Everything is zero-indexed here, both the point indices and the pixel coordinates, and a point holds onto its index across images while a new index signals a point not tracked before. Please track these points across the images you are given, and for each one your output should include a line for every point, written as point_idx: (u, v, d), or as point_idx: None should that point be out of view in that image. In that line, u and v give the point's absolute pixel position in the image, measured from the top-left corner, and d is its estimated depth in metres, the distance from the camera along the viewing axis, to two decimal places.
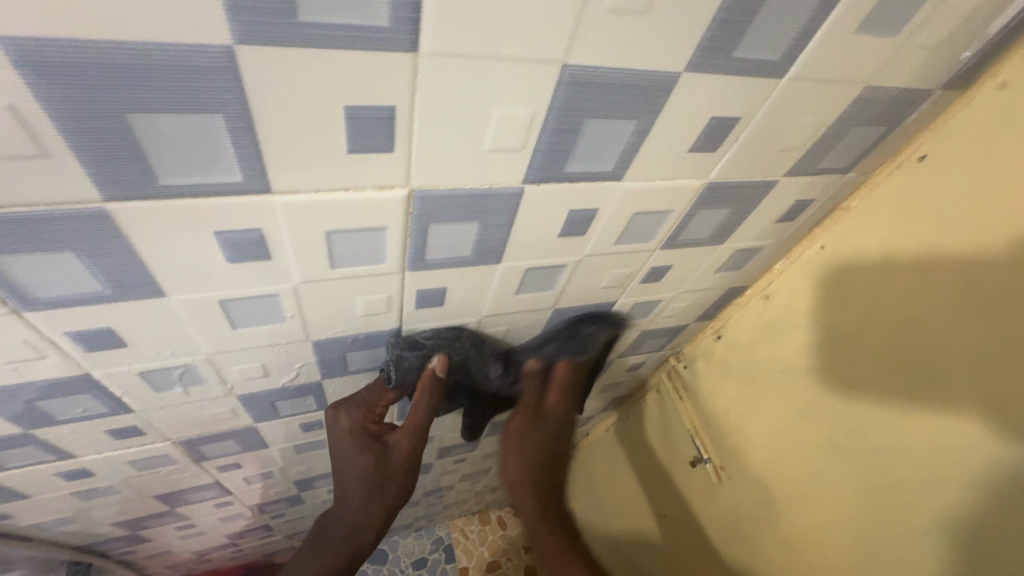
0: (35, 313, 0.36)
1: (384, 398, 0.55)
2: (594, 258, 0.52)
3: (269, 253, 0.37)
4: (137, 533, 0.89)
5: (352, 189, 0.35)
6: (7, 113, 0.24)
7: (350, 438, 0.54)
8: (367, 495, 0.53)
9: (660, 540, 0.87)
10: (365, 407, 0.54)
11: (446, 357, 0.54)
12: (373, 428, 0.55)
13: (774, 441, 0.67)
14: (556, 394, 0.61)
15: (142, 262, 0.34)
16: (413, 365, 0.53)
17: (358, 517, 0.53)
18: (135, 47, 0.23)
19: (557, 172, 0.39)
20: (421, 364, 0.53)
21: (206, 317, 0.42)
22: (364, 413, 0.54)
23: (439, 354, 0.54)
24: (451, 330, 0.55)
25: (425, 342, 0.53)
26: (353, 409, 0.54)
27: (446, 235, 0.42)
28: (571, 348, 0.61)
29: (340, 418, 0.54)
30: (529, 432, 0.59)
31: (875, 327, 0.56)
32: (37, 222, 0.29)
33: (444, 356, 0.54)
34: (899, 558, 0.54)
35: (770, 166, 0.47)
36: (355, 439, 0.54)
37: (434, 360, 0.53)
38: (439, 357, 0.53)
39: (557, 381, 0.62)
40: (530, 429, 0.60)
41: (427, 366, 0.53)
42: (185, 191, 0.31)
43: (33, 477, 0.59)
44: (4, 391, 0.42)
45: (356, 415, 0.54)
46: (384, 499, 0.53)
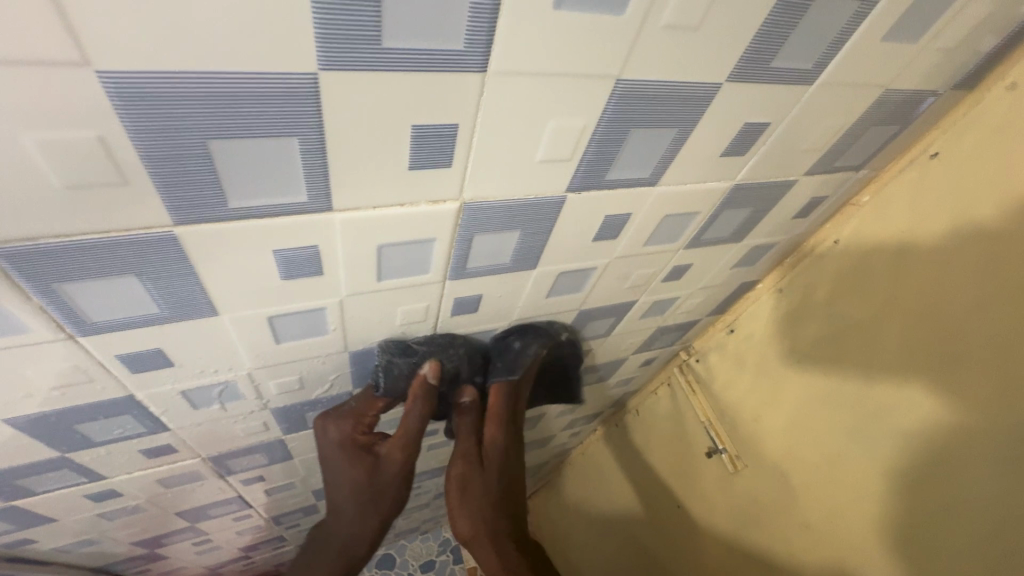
0: (91, 337, 0.36)
1: (373, 408, 0.54)
2: (623, 260, 0.54)
3: (322, 268, 0.38)
4: (153, 551, 0.88)
5: (407, 204, 0.35)
6: (97, 145, 0.24)
7: (339, 450, 0.52)
8: (360, 507, 0.51)
9: (674, 530, 0.89)
10: (354, 417, 0.53)
11: (437, 364, 0.53)
12: (363, 439, 0.53)
13: (792, 427, 0.69)
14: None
15: (201, 283, 0.35)
16: (403, 370, 0.52)
17: (349, 533, 0.51)
18: (228, 75, 0.24)
19: (598, 180, 0.40)
20: (412, 369, 0.52)
21: (253, 334, 0.42)
22: (353, 423, 0.52)
23: (430, 361, 0.52)
24: (445, 337, 0.54)
25: (416, 348, 0.52)
26: (341, 421, 0.52)
27: (488, 245, 0.43)
28: (577, 347, 0.63)
29: (328, 430, 0.52)
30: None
31: (893, 313, 0.59)
32: (109, 246, 0.30)
33: (436, 362, 0.53)
34: (923, 534, 0.56)
35: (793, 167, 0.49)
36: (343, 450, 0.52)
37: (425, 367, 0.52)
38: (429, 364, 0.52)
39: None
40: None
41: (417, 372, 0.52)
42: (252, 212, 0.31)
43: (62, 500, 0.58)
44: (49, 416, 0.42)
45: (345, 425, 0.52)
46: (378, 510, 0.52)
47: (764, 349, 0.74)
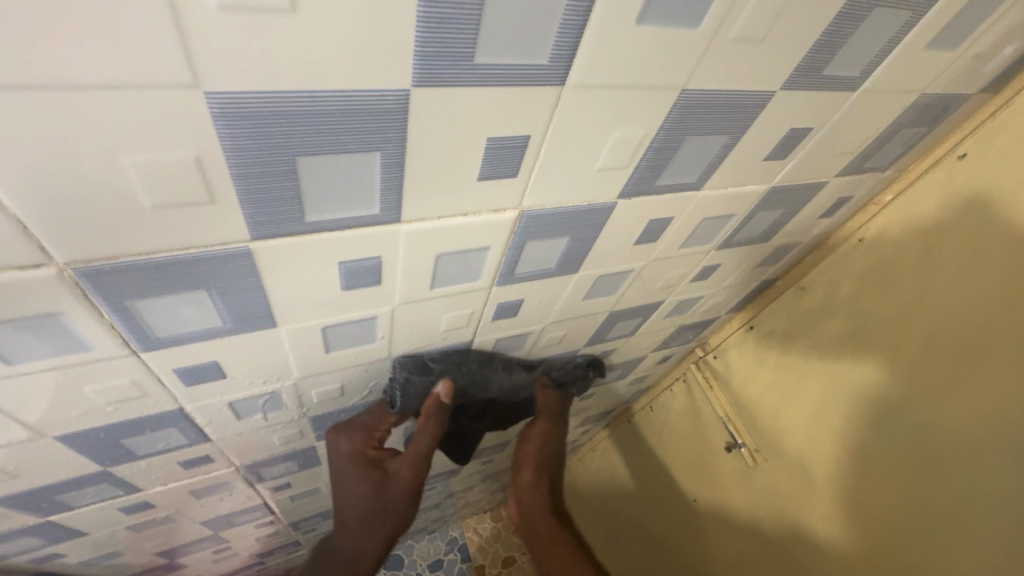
0: (152, 353, 0.36)
1: (385, 422, 0.55)
2: (658, 262, 0.54)
3: (380, 278, 0.38)
4: (173, 560, 0.87)
5: (470, 214, 0.36)
6: (193, 165, 0.24)
7: (350, 464, 0.52)
8: (365, 522, 0.50)
9: (690, 523, 0.91)
10: (365, 431, 0.54)
11: (452, 384, 0.53)
12: (373, 453, 0.53)
13: (815, 422, 0.71)
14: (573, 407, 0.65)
15: (266, 296, 0.35)
16: (418, 389, 0.52)
17: (354, 549, 0.49)
18: (324, 96, 0.24)
19: (648, 186, 0.41)
20: (426, 389, 0.53)
21: (306, 344, 0.42)
22: (365, 437, 0.54)
23: (445, 380, 0.53)
24: (459, 356, 0.55)
25: (434, 366, 0.53)
26: (352, 435, 0.54)
27: (538, 251, 0.43)
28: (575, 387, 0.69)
29: (341, 443, 0.54)
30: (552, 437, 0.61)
31: (917, 312, 0.60)
32: (186, 265, 0.29)
33: (450, 381, 0.54)
34: (944, 526, 0.57)
35: (827, 169, 0.50)
36: (353, 464, 0.52)
37: (440, 386, 0.53)
38: (445, 382, 0.53)
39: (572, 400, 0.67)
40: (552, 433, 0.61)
41: (431, 392, 0.53)
42: (325, 225, 0.31)
43: (96, 514, 0.57)
44: (98, 431, 0.42)
45: (357, 440, 0.53)
46: (383, 527, 0.50)
47: (784, 345, 0.76)
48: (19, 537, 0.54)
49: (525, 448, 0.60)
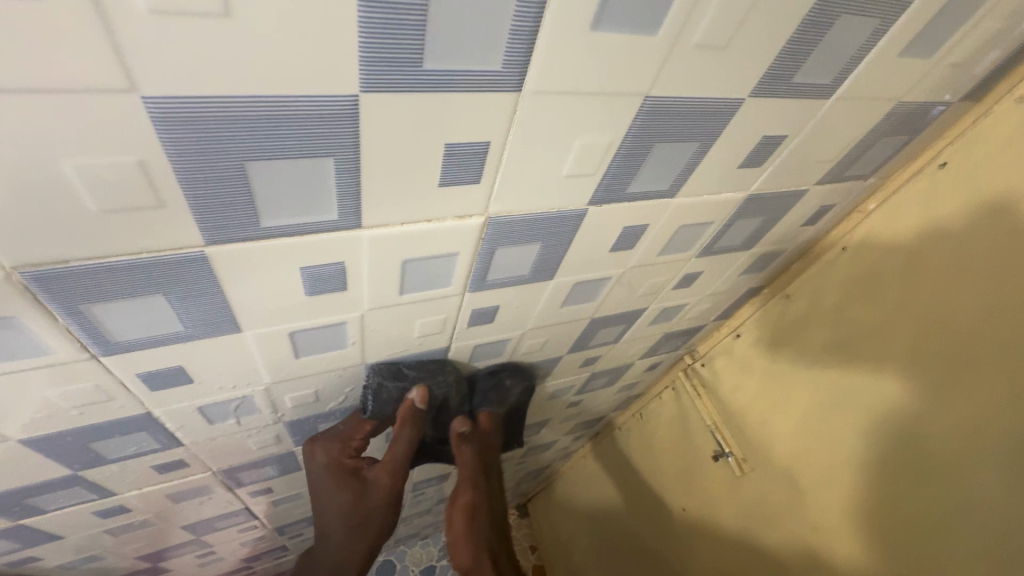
0: (113, 358, 0.35)
1: (360, 431, 0.54)
2: (637, 269, 0.54)
3: (346, 284, 0.38)
4: (156, 564, 0.86)
5: (434, 220, 0.35)
6: (137, 169, 0.24)
7: (328, 474, 0.53)
8: (347, 532, 0.52)
9: (680, 534, 0.90)
10: (340, 440, 0.54)
11: (426, 390, 0.54)
12: (350, 462, 0.54)
13: (802, 432, 0.70)
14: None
15: (227, 300, 0.34)
16: (393, 395, 0.53)
17: (337, 557, 0.53)
18: (268, 100, 0.24)
19: (619, 193, 0.41)
20: (400, 395, 0.53)
21: (274, 348, 0.42)
22: (340, 446, 0.54)
23: (419, 386, 0.53)
24: (436, 363, 0.55)
25: (408, 373, 0.53)
26: (329, 444, 0.54)
27: (510, 257, 0.43)
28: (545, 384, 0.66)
29: (317, 453, 0.54)
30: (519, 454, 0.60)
31: (904, 321, 0.59)
32: (140, 269, 0.29)
33: (425, 388, 0.54)
34: (931, 539, 0.56)
35: (805, 177, 0.50)
36: (330, 474, 0.53)
37: (413, 391, 0.53)
38: (419, 389, 0.53)
39: None
40: None
41: (406, 397, 0.53)
42: (284, 230, 0.31)
43: (71, 517, 0.57)
44: (64, 435, 0.42)
45: (333, 448, 0.53)
46: (366, 535, 0.53)
47: (771, 353, 0.75)
48: None
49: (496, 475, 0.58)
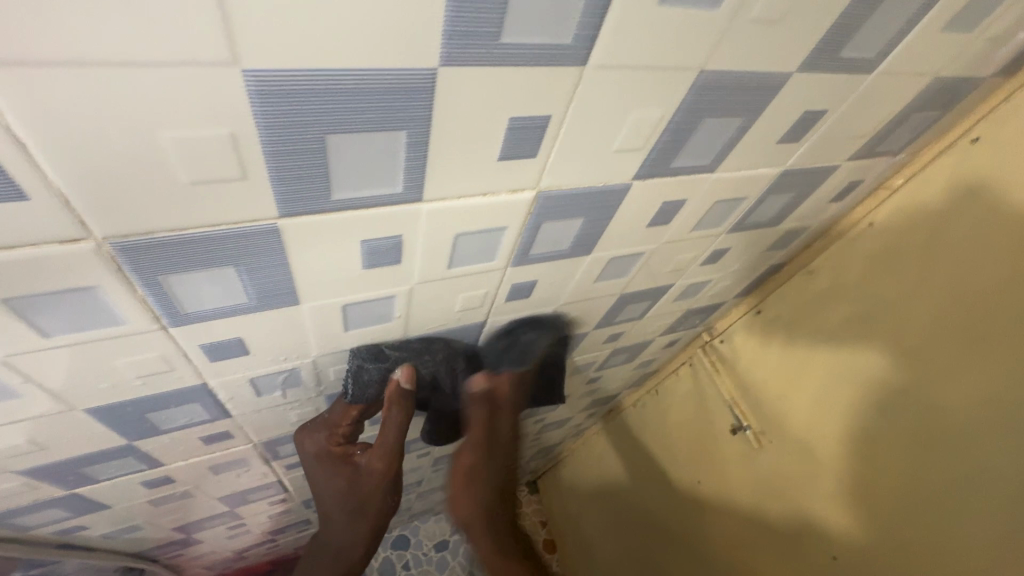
0: (180, 328, 0.37)
1: (346, 417, 0.55)
2: (670, 244, 0.55)
3: (400, 258, 0.39)
4: (190, 535, 0.89)
5: (489, 193, 0.36)
6: (228, 142, 0.25)
7: (319, 461, 0.55)
8: (347, 516, 0.56)
9: (692, 506, 0.93)
10: (328, 428, 0.55)
11: (411, 370, 0.51)
12: (339, 449, 0.55)
13: (819, 405, 0.72)
14: (508, 414, 0.58)
15: (291, 272, 0.36)
16: (373, 377, 0.51)
17: (343, 540, 0.58)
18: (370, 75, 0.25)
19: (663, 168, 0.42)
20: (383, 376, 0.52)
21: (327, 321, 0.43)
22: (328, 433, 0.55)
23: (403, 366, 0.51)
24: (420, 342, 0.52)
25: (388, 355, 0.50)
26: (315, 433, 0.55)
27: (553, 232, 0.44)
28: (513, 359, 0.57)
29: (307, 441, 0.56)
30: (483, 468, 0.55)
31: (923, 297, 0.61)
32: (217, 240, 0.30)
33: (409, 368, 0.51)
34: (944, 506, 0.58)
35: (839, 152, 0.50)
36: (322, 462, 0.55)
37: (398, 372, 0.51)
38: (403, 370, 0.51)
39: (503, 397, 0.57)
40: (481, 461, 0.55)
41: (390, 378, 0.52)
42: (351, 203, 0.32)
43: (119, 487, 0.59)
44: (125, 405, 0.43)
45: (321, 437, 0.55)
46: (364, 517, 0.57)
47: (790, 329, 0.76)
48: (46, 508, 0.56)
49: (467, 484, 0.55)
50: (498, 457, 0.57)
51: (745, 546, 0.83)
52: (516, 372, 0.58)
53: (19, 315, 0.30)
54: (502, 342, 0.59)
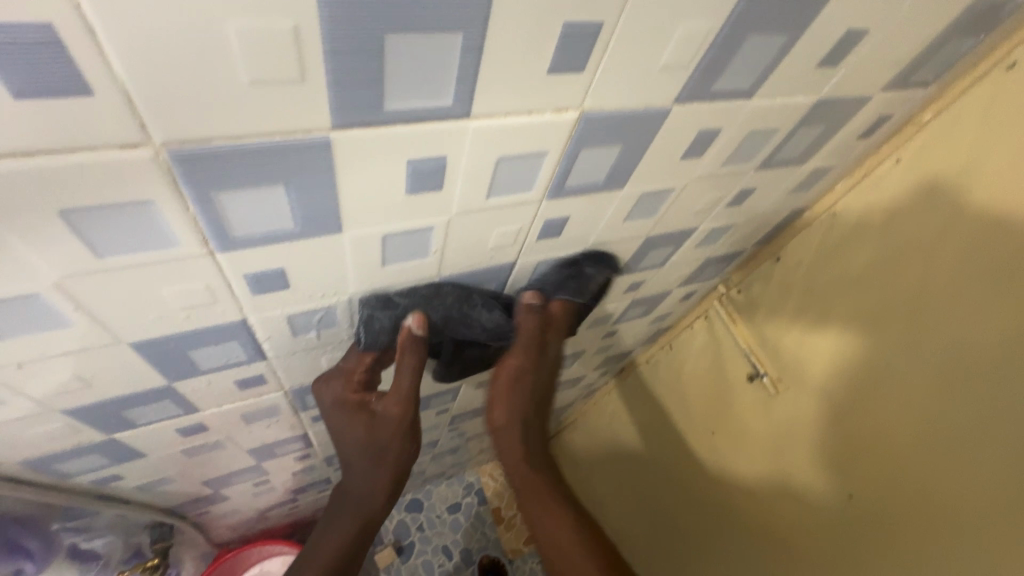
0: (227, 255, 0.37)
1: (361, 365, 0.55)
2: (700, 180, 0.55)
3: (442, 183, 0.39)
4: (217, 492, 0.91)
5: (534, 112, 0.36)
6: (289, 35, 0.25)
7: (336, 409, 0.55)
8: (368, 464, 0.56)
9: (705, 456, 0.95)
10: (344, 376, 0.55)
11: (423, 315, 0.52)
12: (355, 397, 0.55)
13: (840, 348, 0.73)
14: (554, 331, 0.64)
15: (337, 196, 0.35)
16: (385, 324, 0.51)
17: (364, 489, 0.56)
18: None
19: (703, 91, 0.41)
20: (395, 323, 0.52)
21: (366, 252, 0.43)
22: (344, 382, 0.55)
23: (414, 313, 0.52)
24: (430, 288, 0.52)
25: (399, 301, 0.51)
26: (331, 382, 0.55)
27: (591, 161, 0.44)
28: (569, 289, 0.62)
29: (324, 391, 0.56)
30: (526, 373, 0.63)
31: (956, 233, 0.61)
32: (268, 154, 0.30)
33: (421, 314, 0.52)
34: (967, 438, 0.59)
35: (872, 81, 0.50)
36: (339, 410, 0.55)
37: (410, 318, 0.52)
38: (415, 315, 0.52)
39: (553, 317, 0.63)
40: (529, 371, 0.63)
41: (402, 325, 0.52)
42: (401, 117, 0.32)
43: (155, 434, 0.59)
44: (167, 341, 0.43)
45: (337, 385, 0.55)
46: (385, 465, 0.56)
47: (812, 274, 0.78)
48: (86, 454, 0.57)
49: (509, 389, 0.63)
50: (540, 369, 0.64)
51: (760, 495, 0.84)
52: (572, 301, 0.63)
53: (73, 229, 0.29)
54: (564, 271, 0.60)
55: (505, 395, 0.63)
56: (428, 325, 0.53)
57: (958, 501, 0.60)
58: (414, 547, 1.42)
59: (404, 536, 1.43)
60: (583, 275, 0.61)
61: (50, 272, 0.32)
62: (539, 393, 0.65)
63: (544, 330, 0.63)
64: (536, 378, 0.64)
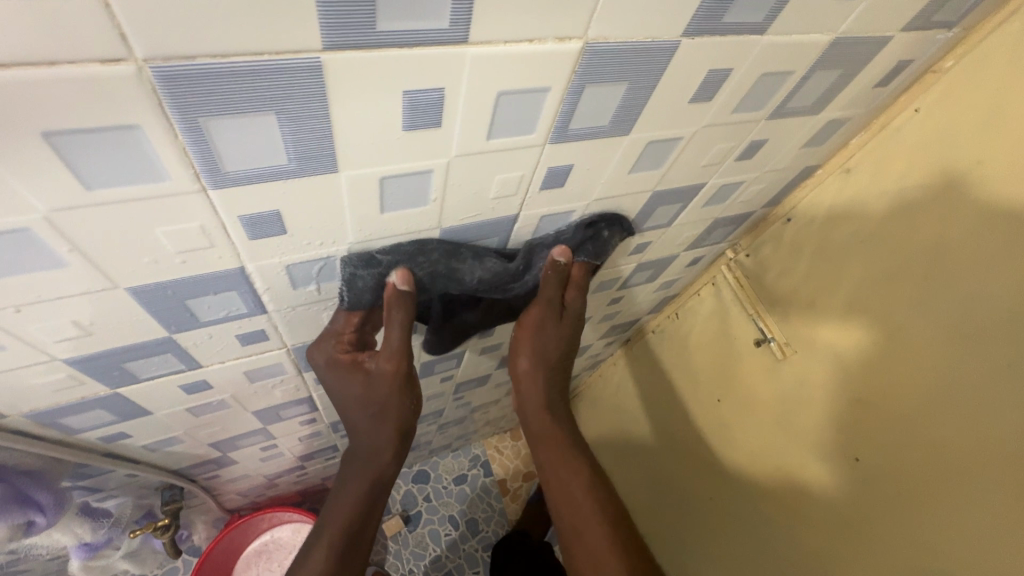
0: (220, 194, 0.36)
1: (349, 324, 0.55)
2: (709, 130, 0.53)
3: (440, 119, 0.37)
4: (225, 457, 0.91)
5: (535, 41, 0.35)
6: None
7: (330, 369, 0.55)
8: (370, 421, 0.56)
9: (712, 423, 0.94)
10: (334, 336, 0.55)
11: (406, 271, 0.51)
12: (347, 356, 0.55)
13: (852, 309, 0.72)
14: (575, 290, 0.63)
15: (332, 129, 0.34)
16: (368, 282, 0.51)
17: (371, 445, 0.56)
18: None
19: (714, 25, 0.40)
20: (379, 281, 0.51)
21: (365, 196, 0.42)
22: (335, 342, 0.55)
23: (398, 269, 0.51)
24: (414, 244, 0.50)
25: (383, 258, 0.50)
26: (322, 343, 0.55)
27: (597, 100, 0.42)
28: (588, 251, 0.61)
29: (316, 352, 0.56)
30: (548, 324, 0.63)
31: (976, 181, 0.59)
32: (258, 74, 0.29)
33: (405, 269, 0.51)
34: (981, 393, 0.58)
35: (892, 18, 0.49)
36: (333, 370, 0.55)
37: (394, 275, 0.51)
38: (399, 272, 0.51)
39: (575, 279, 0.62)
40: (547, 321, 0.63)
41: (386, 282, 0.52)
42: (395, 40, 0.31)
43: (158, 391, 0.59)
44: (165, 288, 0.43)
45: (327, 346, 0.55)
46: (387, 421, 0.55)
47: (824, 235, 0.76)
48: (91, 408, 0.57)
49: (523, 333, 0.64)
50: (565, 324, 0.64)
51: (766, 462, 0.83)
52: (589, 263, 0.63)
53: (59, 154, 0.29)
54: (585, 234, 0.59)
55: (528, 337, 0.64)
56: (414, 280, 0.53)
57: (967, 458, 0.59)
58: (421, 516, 1.42)
59: (410, 506, 1.43)
60: (602, 237, 0.61)
61: (38, 201, 0.31)
62: (565, 348, 0.65)
63: (564, 292, 0.63)
64: (556, 330, 0.64)
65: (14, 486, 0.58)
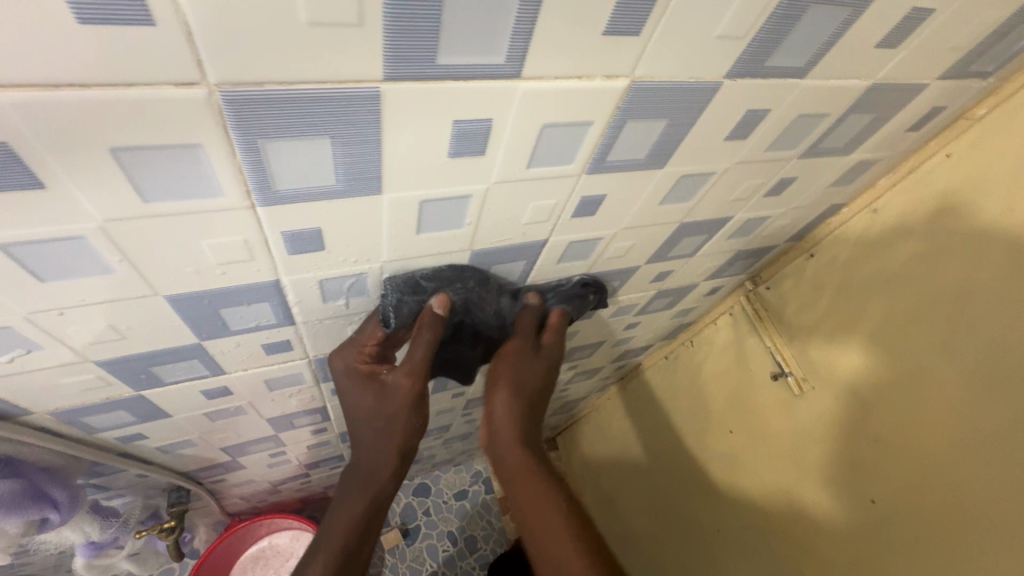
0: (266, 210, 0.36)
1: (373, 337, 0.55)
2: (742, 166, 0.53)
3: (484, 147, 0.38)
4: (234, 462, 0.91)
5: (583, 78, 0.35)
6: None
7: (348, 378, 0.55)
8: (374, 435, 0.55)
9: (721, 452, 0.93)
10: (356, 346, 0.55)
11: (446, 297, 0.52)
12: (366, 367, 0.55)
13: (873, 346, 0.71)
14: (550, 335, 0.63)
15: (382, 154, 0.35)
16: (413, 309, 0.52)
17: (372, 460, 0.55)
18: None
19: (758, 67, 0.41)
20: (420, 307, 0.52)
21: (405, 217, 0.43)
22: (357, 352, 0.55)
23: (439, 294, 0.52)
24: (453, 270, 0.53)
25: (427, 285, 0.52)
26: (344, 352, 0.56)
27: (637, 134, 0.43)
28: (572, 306, 0.65)
29: (337, 360, 0.56)
30: (525, 356, 0.60)
31: (1006, 226, 0.59)
32: (318, 101, 0.30)
33: (445, 295, 0.52)
34: (1005, 438, 0.57)
35: (929, 68, 0.49)
36: (350, 378, 0.55)
37: (435, 299, 0.52)
38: (440, 296, 0.52)
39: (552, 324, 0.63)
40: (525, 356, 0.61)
41: (426, 306, 0.52)
42: (452, 72, 0.32)
43: (180, 394, 0.60)
44: (201, 297, 0.43)
45: (349, 354, 0.55)
46: (390, 438, 0.55)
47: (846, 273, 0.76)
48: (113, 409, 0.57)
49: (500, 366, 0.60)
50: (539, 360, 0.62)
51: (779, 499, 0.81)
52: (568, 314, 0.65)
53: (121, 169, 0.30)
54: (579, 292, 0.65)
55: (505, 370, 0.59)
56: (450, 305, 0.53)
57: (992, 504, 0.57)
58: (420, 530, 1.41)
59: (410, 520, 1.42)
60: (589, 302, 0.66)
61: (96, 212, 0.32)
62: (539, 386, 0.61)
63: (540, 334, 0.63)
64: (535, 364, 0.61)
65: (32, 482, 0.59)
